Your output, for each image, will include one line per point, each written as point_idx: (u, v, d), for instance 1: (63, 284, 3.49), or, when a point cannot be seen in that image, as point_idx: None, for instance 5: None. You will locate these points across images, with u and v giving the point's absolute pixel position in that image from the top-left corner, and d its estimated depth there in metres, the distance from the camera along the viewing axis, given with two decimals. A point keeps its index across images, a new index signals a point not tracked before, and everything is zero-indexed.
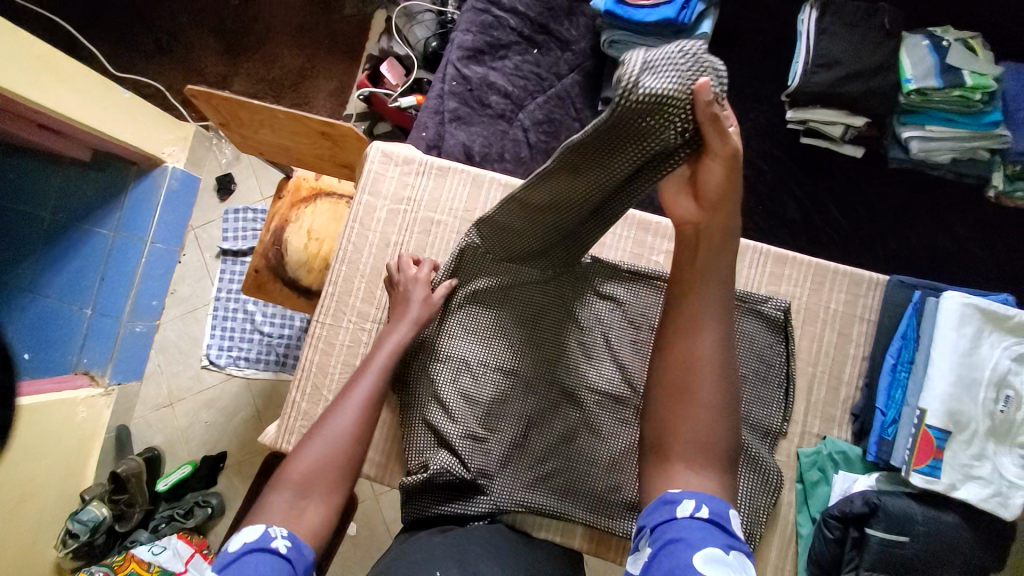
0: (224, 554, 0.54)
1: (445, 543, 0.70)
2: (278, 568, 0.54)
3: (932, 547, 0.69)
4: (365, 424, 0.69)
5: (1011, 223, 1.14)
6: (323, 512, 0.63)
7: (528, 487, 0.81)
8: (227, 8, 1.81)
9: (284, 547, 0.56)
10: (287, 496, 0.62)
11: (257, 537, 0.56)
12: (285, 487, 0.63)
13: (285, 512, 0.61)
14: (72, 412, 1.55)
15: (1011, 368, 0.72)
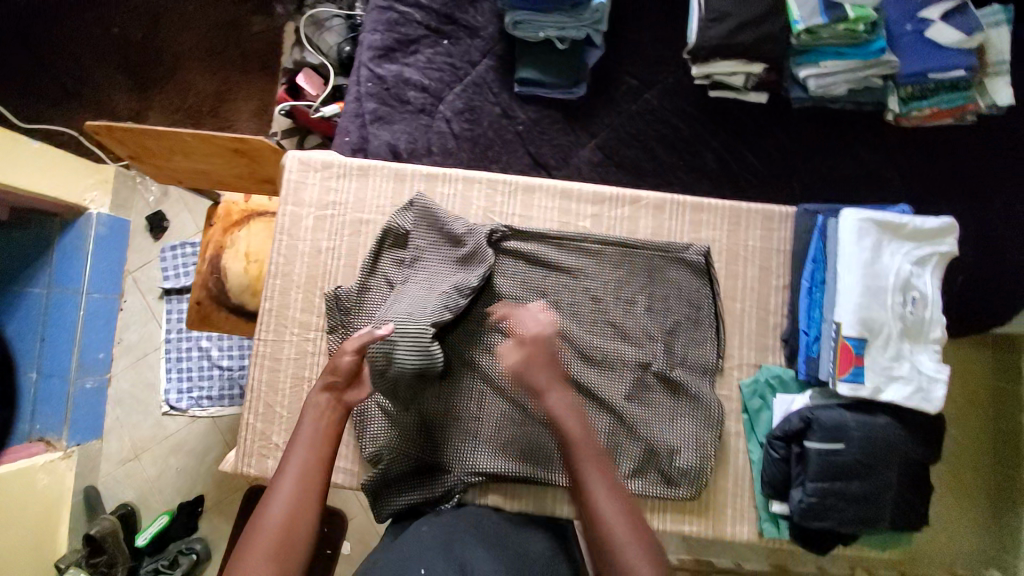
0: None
1: (432, 532, 0.71)
2: None
3: (872, 448, 0.73)
4: (305, 501, 0.67)
5: (910, 143, 1.22)
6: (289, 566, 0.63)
7: (490, 455, 0.84)
8: (129, 41, 1.74)
9: None
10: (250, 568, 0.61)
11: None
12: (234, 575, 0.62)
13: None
14: (32, 480, 1.47)
15: (913, 272, 0.77)
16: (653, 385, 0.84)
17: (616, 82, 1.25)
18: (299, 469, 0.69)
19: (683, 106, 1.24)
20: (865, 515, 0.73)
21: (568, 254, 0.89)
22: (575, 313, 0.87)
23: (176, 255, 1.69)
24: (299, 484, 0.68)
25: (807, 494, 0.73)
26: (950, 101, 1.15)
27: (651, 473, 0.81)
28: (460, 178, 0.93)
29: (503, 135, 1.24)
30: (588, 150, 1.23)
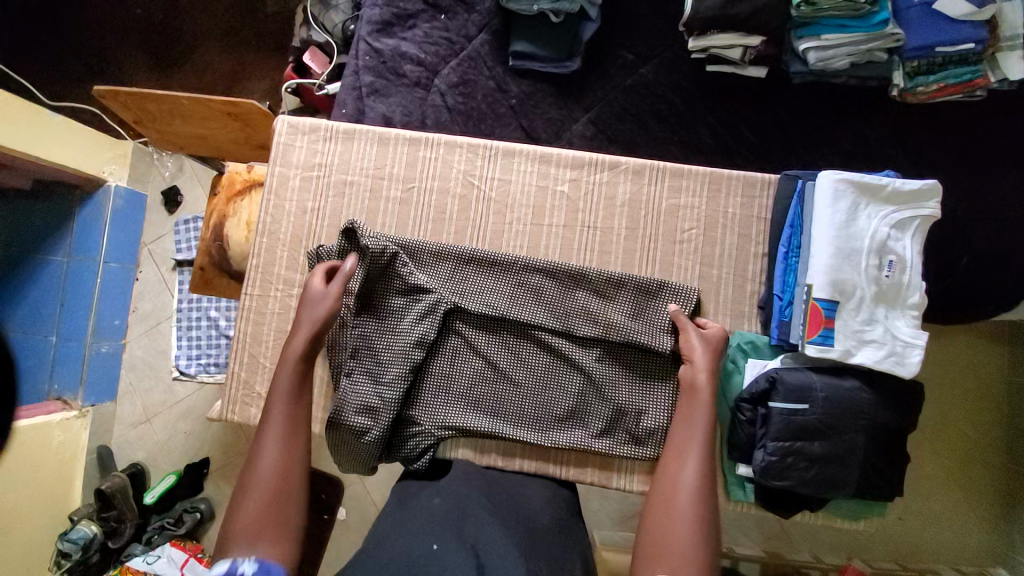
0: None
1: (445, 505, 0.74)
2: None
3: (837, 411, 0.72)
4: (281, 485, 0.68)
5: (915, 119, 1.18)
6: (279, 550, 0.64)
7: (461, 411, 0.86)
8: (151, 23, 1.82)
9: (252, 571, 0.60)
10: (235, 547, 0.63)
11: (223, 568, 0.59)
12: (235, 542, 0.63)
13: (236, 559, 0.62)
14: (47, 436, 1.55)
15: (890, 236, 0.75)
16: (623, 346, 0.86)
17: (611, 56, 1.24)
18: (277, 463, 0.70)
19: (678, 82, 1.23)
20: (826, 478, 0.73)
21: (553, 275, 0.89)
22: (549, 275, 0.88)
23: (189, 227, 1.77)
24: (275, 485, 0.68)
25: (768, 454, 0.73)
26: (960, 75, 1.09)
27: (619, 432, 0.86)
28: (441, 142, 0.95)
29: (496, 108, 1.25)
30: (581, 124, 1.23)
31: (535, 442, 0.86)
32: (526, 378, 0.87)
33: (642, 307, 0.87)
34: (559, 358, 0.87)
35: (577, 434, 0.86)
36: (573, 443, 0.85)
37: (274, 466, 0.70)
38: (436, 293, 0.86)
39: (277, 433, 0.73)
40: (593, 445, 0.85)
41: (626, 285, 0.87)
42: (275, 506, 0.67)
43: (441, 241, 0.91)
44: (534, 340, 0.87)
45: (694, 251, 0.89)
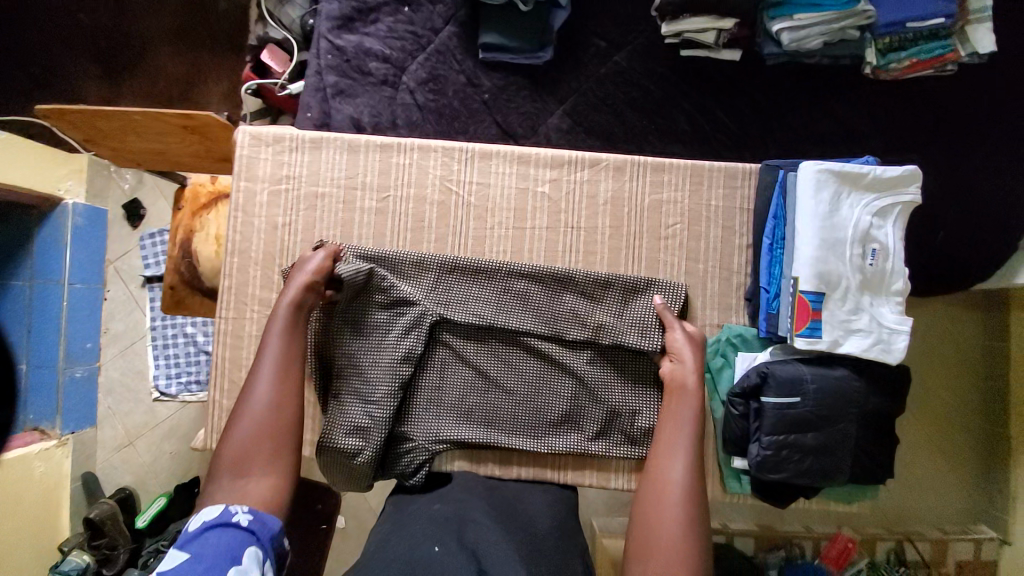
0: (185, 531, 0.59)
1: (444, 513, 0.73)
2: (238, 539, 0.59)
3: (827, 400, 0.73)
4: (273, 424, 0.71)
5: (889, 95, 1.18)
6: (268, 486, 0.68)
7: (454, 423, 0.85)
8: (95, 26, 1.70)
9: (245, 520, 0.61)
10: (225, 481, 0.66)
11: (218, 514, 0.61)
12: (221, 471, 0.67)
13: (226, 494, 0.65)
14: (29, 468, 1.47)
15: (873, 224, 0.75)
16: (613, 347, 0.85)
17: (584, 44, 1.21)
18: (269, 402, 0.72)
19: (654, 67, 1.20)
20: (820, 468, 0.74)
21: (540, 280, 0.87)
22: (534, 282, 0.86)
23: (155, 241, 1.69)
24: (266, 424, 0.71)
25: (763, 448, 0.73)
26: (931, 50, 1.09)
27: (614, 434, 0.85)
28: (415, 147, 0.91)
29: (469, 104, 1.21)
30: (557, 116, 1.20)
31: (531, 449, 0.85)
32: (518, 385, 0.86)
33: (627, 308, 0.86)
34: (550, 363, 0.86)
35: (572, 438, 0.85)
36: (569, 447, 0.84)
37: (266, 406, 0.72)
38: (420, 305, 0.84)
39: (270, 374, 0.74)
40: (589, 447, 0.84)
41: (600, 299, 0.86)
42: (266, 443, 0.70)
43: (421, 252, 0.88)
44: (523, 345, 0.86)
45: (679, 246, 0.88)
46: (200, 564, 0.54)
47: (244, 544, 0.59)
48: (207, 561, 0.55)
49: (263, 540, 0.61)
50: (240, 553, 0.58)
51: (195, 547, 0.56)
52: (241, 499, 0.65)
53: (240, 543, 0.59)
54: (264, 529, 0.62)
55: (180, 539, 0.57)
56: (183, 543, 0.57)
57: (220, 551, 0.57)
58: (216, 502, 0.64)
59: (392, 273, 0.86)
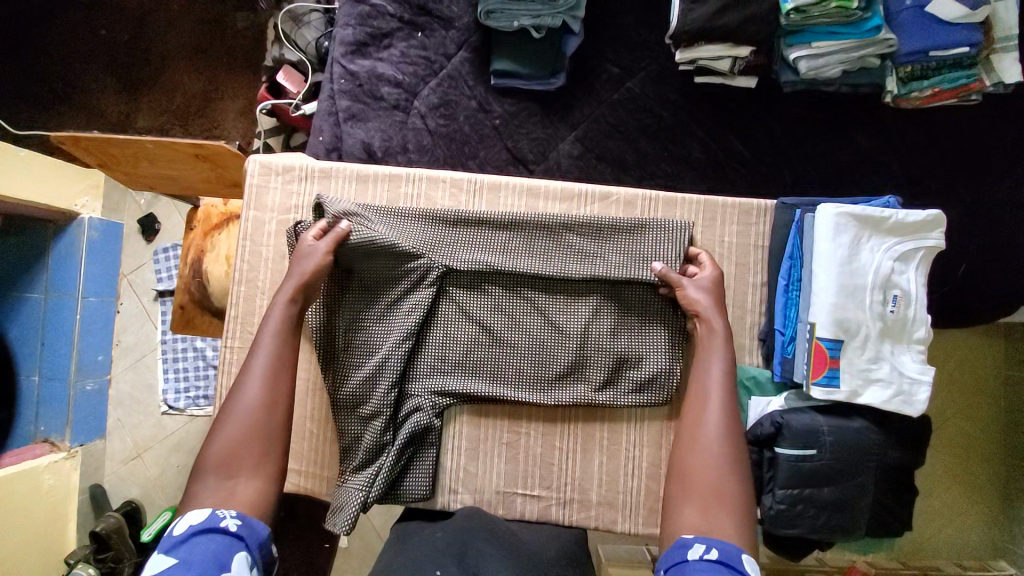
0: (171, 535, 0.59)
1: (445, 538, 0.71)
2: (229, 544, 0.60)
3: (845, 453, 0.70)
4: (266, 417, 0.71)
5: (909, 125, 1.15)
6: (256, 484, 0.68)
7: (458, 377, 0.85)
8: (117, 44, 1.74)
9: (233, 526, 0.62)
10: (211, 482, 0.66)
11: (205, 519, 0.61)
12: (207, 474, 0.66)
13: (213, 493, 0.65)
14: (38, 480, 1.49)
15: (894, 269, 0.73)
16: (621, 390, 0.83)
17: (596, 70, 1.19)
18: (257, 403, 0.72)
19: (666, 94, 1.19)
20: (836, 521, 0.71)
21: (547, 310, 0.85)
22: (539, 232, 0.86)
23: (168, 256, 1.74)
24: (254, 423, 0.71)
25: (777, 502, 0.70)
26: (954, 79, 1.05)
27: (622, 383, 0.83)
28: (424, 177, 0.90)
29: (479, 129, 1.20)
30: (568, 142, 1.19)
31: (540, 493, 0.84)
32: (521, 340, 0.85)
33: (618, 336, 0.84)
34: (556, 395, 0.84)
35: (579, 390, 0.84)
36: (576, 398, 0.83)
37: (254, 407, 0.71)
38: (425, 257, 0.84)
39: (259, 373, 0.73)
40: (594, 397, 0.83)
41: (608, 261, 0.84)
42: (252, 443, 0.70)
43: (431, 207, 0.89)
44: (525, 378, 0.85)
45: None
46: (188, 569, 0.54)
47: (233, 549, 0.59)
48: (197, 567, 0.55)
49: (251, 546, 0.62)
50: (228, 558, 0.58)
51: (184, 551, 0.56)
52: (228, 500, 0.66)
53: (229, 548, 0.59)
54: (252, 535, 0.62)
55: (167, 543, 0.57)
56: (171, 548, 0.57)
57: (209, 557, 0.57)
58: (201, 505, 0.63)
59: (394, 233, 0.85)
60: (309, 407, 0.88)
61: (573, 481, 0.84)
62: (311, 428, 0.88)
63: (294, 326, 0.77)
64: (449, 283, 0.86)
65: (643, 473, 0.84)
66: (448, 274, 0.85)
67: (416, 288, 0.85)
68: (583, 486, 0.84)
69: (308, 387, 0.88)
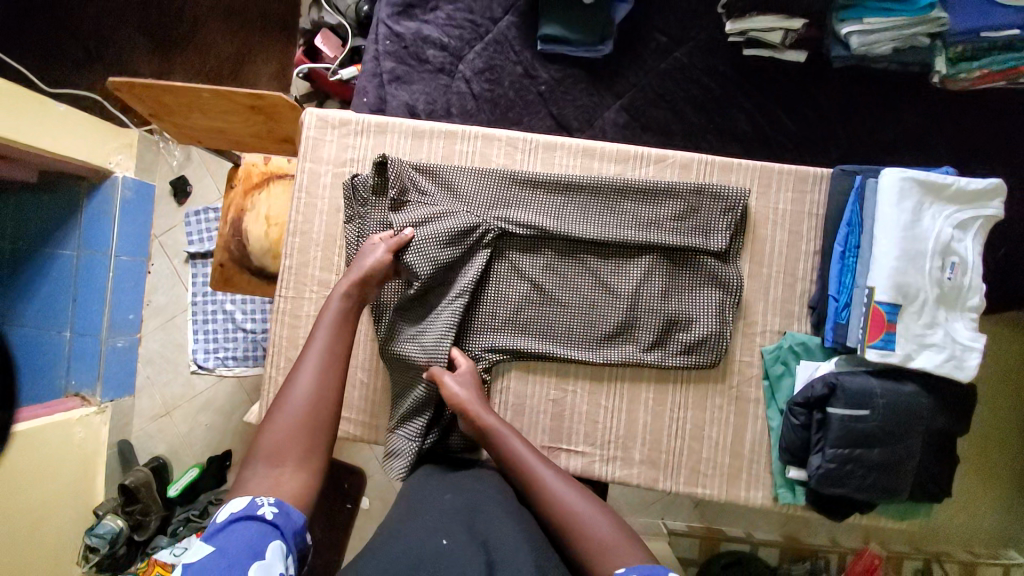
0: (212, 522, 0.58)
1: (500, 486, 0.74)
2: (264, 534, 0.58)
3: (896, 415, 0.71)
4: (317, 408, 0.71)
5: (961, 104, 1.13)
6: (300, 477, 0.66)
7: (510, 334, 0.86)
8: (150, 3, 1.73)
9: (270, 514, 0.60)
10: (260, 470, 0.65)
11: (245, 506, 0.60)
12: (256, 461, 0.66)
13: (260, 481, 0.64)
14: (69, 433, 1.52)
15: (954, 237, 0.73)
16: (670, 350, 0.84)
17: (644, 39, 1.19)
18: (309, 392, 0.72)
19: (714, 66, 1.18)
20: (883, 482, 0.72)
21: (601, 269, 0.86)
22: (593, 196, 0.87)
23: (200, 218, 1.73)
24: (306, 415, 0.71)
25: (826, 460, 0.72)
26: (1005, 61, 1.03)
27: (671, 343, 0.84)
28: (479, 136, 0.91)
29: (524, 95, 1.20)
30: (613, 111, 1.19)
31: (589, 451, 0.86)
32: (572, 300, 0.86)
33: (668, 298, 0.85)
34: (605, 353, 0.85)
35: (627, 349, 0.85)
36: (625, 357, 0.85)
37: (306, 397, 0.71)
38: (481, 219, 0.85)
39: (312, 365, 0.74)
40: (645, 357, 0.84)
41: (659, 226, 0.85)
42: (301, 436, 0.69)
43: (485, 165, 0.89)
44: (574, 336, 0.86)
45: (745, 249, 0.86)
46: (220, 559, 0.53)
47: (267, 538, 0.57)
48: (229, 557, 0.54)
49: (287, 535, 0.59)
50: (263, 548, 0.56)
51: (219, 539, 0.56)
52: (274, 491, 0.63)
53: (264, 537, 0.57)
54: (287, 525, 0.60)
55: (206, 531, 0.57)
56: (210, 535, 0.56)
57: (243, 546, 0.55)
58: (244, 491, 0.63)
59: (451, 196, 0.88)
60: (367, 364, 0.90)
61: (618, 440, 0.86)
62: (367, 379, 0.90)
63: (349, 321, 0.78)
64: (505, 243, 0.87)
65: (685, 434, 0.85)
66: (505, 237, 0.87)
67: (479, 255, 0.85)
68: (626, 443, 0.86)
69: (368, 348, 0.90)
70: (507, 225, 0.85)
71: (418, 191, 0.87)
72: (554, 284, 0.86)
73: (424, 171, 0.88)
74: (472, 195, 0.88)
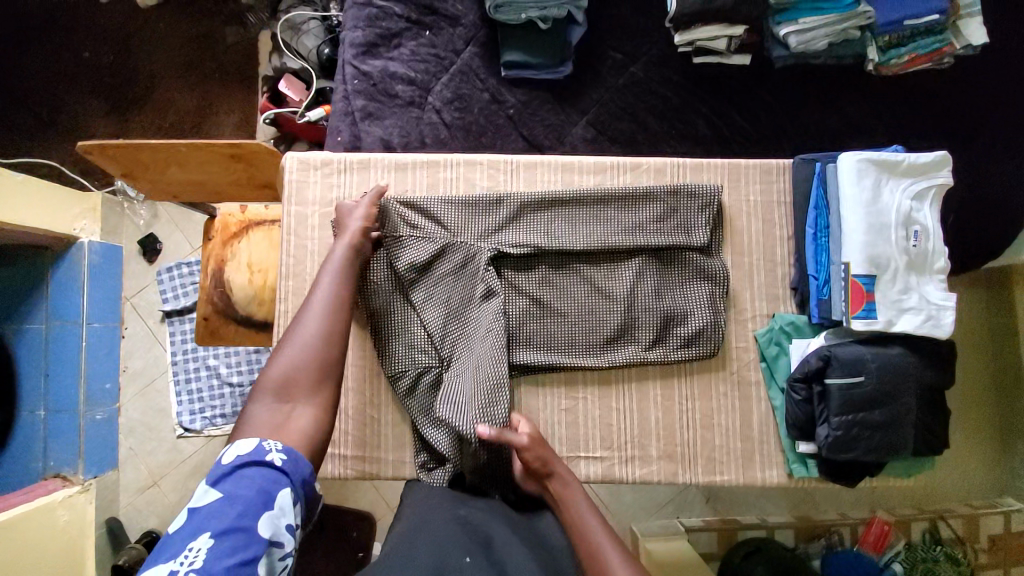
0: (218, 466, 0.59)
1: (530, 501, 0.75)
2: (274, 480, 0.59)
3: (890, 377, 0.76)
4: (326, 343, 0.72)
5: (893, 88, 1.24)
6: (308, 413, 0.68)
7: (518, 349, 0.88)
8: (102, 66, 1.71)
9: (279, 460, 0.61)
10: (268, 401, 0.66)
11: (253, 450, 0.61)
12: (265, 394, 0.67)
13: (269, 412, 0.66)
14: (53, 517, 1.42)
15: (913, 207, 0.80)
16: (670, 346, 0.88)
17: (601, 57, 1.25)
18: (318, 335, 0.72)
19: (668, 76, 1.25)
20: (888, 444, 0.77)
21: (597, 276, 0.89)
22: (577, 207, 0.90)
23: (172, 275, 1.68)
24: (314, 354, 0.71)
25: (833, 429, 0.76)
26: (928, 45, 1.15)
27: (670, 339, 0.88)
28: (461, 162, 0.93)
29: (494, 120, 1.24)
30: (581, 127, 1.24)
31: (606, 456, 0.87)
32: (571, 309, 0.89)
33: (661, 296, 0.88)
34: (609, 357, 0.87)
35: (630, 350, 0.88)
36: (629, 359, 0.87)
37: (313, 339, 0.71)
38: (473, 244, 0.88)
39: (320, 309, 0.74)
40: (647, 356, 0.87)
41: (644, 229, 0.89)
42: (309, 371, 0.70)
43: (471, 191, 0.92)
44: (577, 344, 0.88)
45: (726, 242, 0.91)
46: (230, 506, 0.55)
47: (277, 485, 0.59)
48: (240, 505, 0.56)
49: (295, 483, 0.62)
50: (272, 495, 0.58)
51: (228, 485, 0.57)
52: (282, 423, 0.66)
53: (273, 485, 0.59)
54: (296, 472, 0.62)
55: (214, 473, 0.58)
56: (219, 479, 0.57)
57: (252, 491, 0.57)
58: (252, 433, 0.64)
59: (442, 228, 0.90)
60: (360, 394, 0.89)
61: (633, 439, 0.88)
62: (381, 415, 0.89)
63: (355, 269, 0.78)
64: (502, 264, 0.89)
65: (697, 424, 0.87)
66: (500, 256, 0.89)
67: (494, 282, 0.87)
68: (642, 442, 0.88)
69: (359, 373, 0.89)
70: (499, 245, 0.88)
71: (406, 224, 0.89)
72: (551, 296, 0.89)
73: (412, 201, 0.90)
74: (463, 223, 0.90)
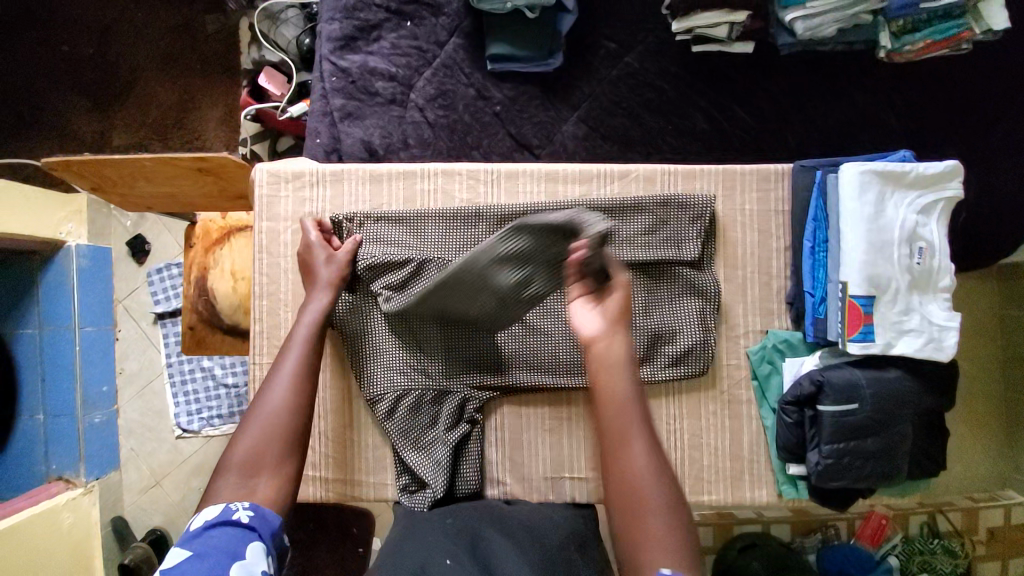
0: (186, 530, 0.56)
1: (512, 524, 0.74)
2: (242, 538, 0.57)
3: (883, 404, 0.74)
4: (296, 413, 0.69)
5: (907, 77, 1.15)
6: (276, 485, 0.64)
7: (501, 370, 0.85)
8: (81, 59, 1.65)
9: (246, 517, 0.59)
10: (232, 480, 0.62)
11: (219, 513, 0.58)
12: (228, 471, 0.63)
13: (233, 490, 0.61)
14: (58, 520, 1.43)
15: (917, 222, 0.76)
16: (658, 365, 0.84)
17: (593, 47, 1.18)
18: (285, 401, 0.69)
19: (665, 67, 1.18)
20: (880, 471, 0.75)
21: None
22: (563, 220, 0.86)
23: (163, 277, 1.67)
24: (283, 421, 0.68)
25: (823, 457, 0.75)
26: (946, 30, 1.04)
27: (658, 358, 0.83)
28: (439, 172, 0.89)
29: (480, 117, 1.18)
30: (571, 124, 1.18)
31: (592, 474, 0.86)
32: (555, 327, 0.86)
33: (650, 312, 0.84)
34: None
35: None
36: None
37: (279, 407, 0.68)
38: (449, 259, 0.84)
39: (286, 375, 0.71)
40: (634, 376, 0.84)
41: (631, 243, 0.85)
42: (278, 442, 0.66)
43: (452, 205, 0.88)
44: (562, 362, 0.85)
45: (719, 255, 0.86)
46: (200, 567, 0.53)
47: (246, 541, 0.57)
48: (210, 561, 0.54)
49: (266, 536, 0.59)
50: (242, 549, 0.56)
51: (197, 544, 0.55)
52: (249, 496, 0.61)
53: (241, 541, 0.56)
54: (265, 526, 0.59)
55: (180, 537, 0.56)
56: (188, 541, 0.55)
57: (222, 550, 0.55)
58: (217, 500, 0.60)
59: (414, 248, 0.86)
60: (340, 418, 0.87)
61: None
62: (361, 436, 0.88)
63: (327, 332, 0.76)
64: None
65: (684, 444, 0.85)
66: None
67: None
68: None
69: (339, 397, 0.87)
70: None
71: (378, 248, 0.85)
72: (534, 311, 0.86)
73: (386, 217, 0.87)
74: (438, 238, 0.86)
